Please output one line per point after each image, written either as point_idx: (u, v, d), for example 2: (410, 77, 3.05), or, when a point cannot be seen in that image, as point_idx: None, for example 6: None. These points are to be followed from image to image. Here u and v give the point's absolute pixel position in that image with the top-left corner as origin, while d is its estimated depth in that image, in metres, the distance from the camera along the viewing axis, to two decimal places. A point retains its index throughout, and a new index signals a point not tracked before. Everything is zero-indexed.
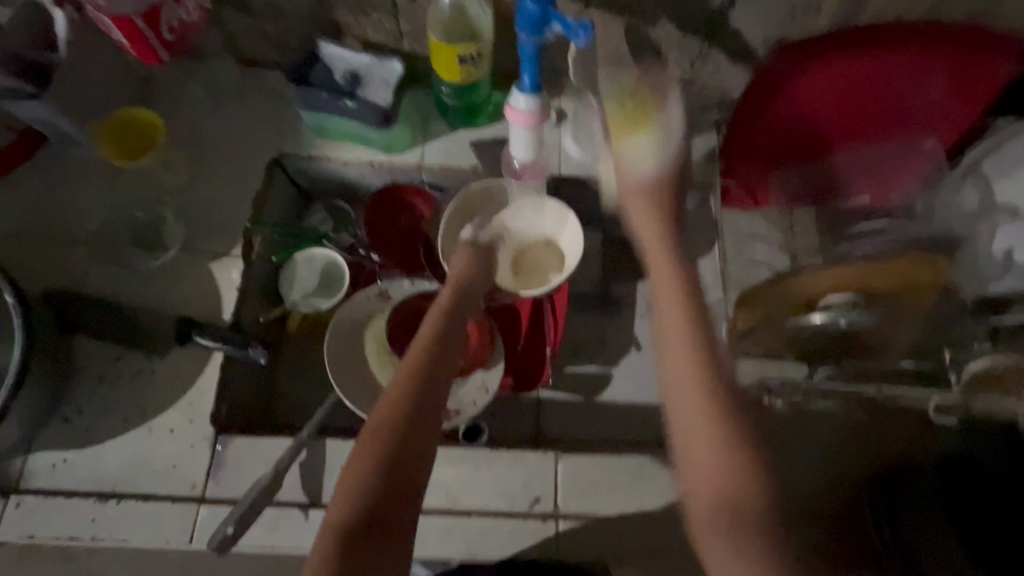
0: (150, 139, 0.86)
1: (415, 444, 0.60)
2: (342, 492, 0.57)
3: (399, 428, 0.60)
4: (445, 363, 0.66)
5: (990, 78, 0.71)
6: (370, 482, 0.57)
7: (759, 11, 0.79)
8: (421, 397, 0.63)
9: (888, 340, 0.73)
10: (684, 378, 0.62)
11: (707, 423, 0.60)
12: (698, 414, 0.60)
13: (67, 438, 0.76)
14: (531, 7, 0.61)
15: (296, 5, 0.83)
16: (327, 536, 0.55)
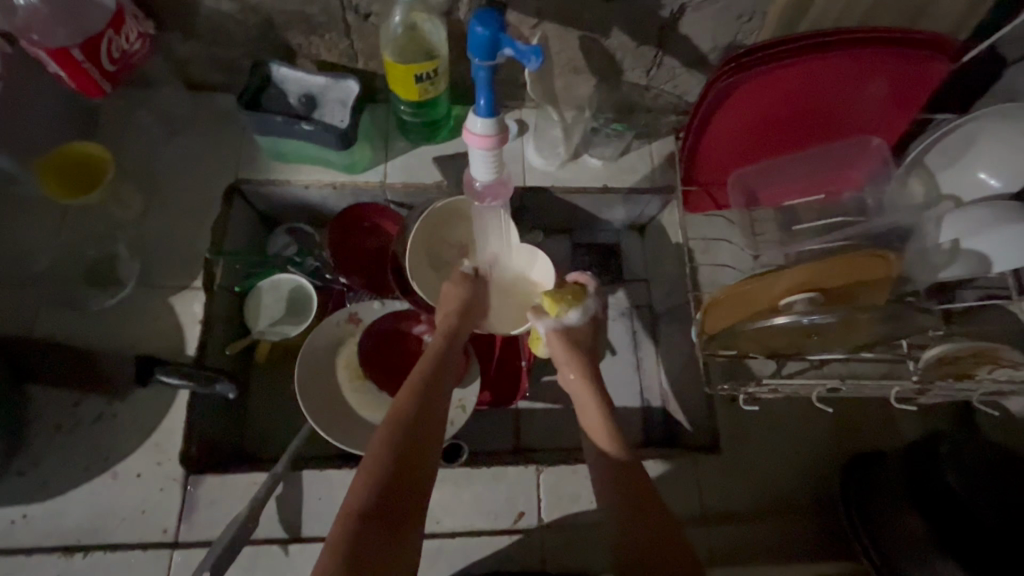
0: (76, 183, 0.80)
1: (422, 446, 0.66)
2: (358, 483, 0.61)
3: (409, 429, 0.66)
4: (448, 380, 0.73)
5: (932, 76, 0.72)
6: (381, 474, 0.62)
7: (708, 19, 0.81)
8: (425, 404, 0.69)
9: (850, 338, 0.74)
10: (585, 403, 0.77)
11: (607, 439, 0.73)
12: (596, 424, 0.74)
13: (24, 493, 0.72)
14: (480, 32, 0.57)
15: (243, 28, 0.81)
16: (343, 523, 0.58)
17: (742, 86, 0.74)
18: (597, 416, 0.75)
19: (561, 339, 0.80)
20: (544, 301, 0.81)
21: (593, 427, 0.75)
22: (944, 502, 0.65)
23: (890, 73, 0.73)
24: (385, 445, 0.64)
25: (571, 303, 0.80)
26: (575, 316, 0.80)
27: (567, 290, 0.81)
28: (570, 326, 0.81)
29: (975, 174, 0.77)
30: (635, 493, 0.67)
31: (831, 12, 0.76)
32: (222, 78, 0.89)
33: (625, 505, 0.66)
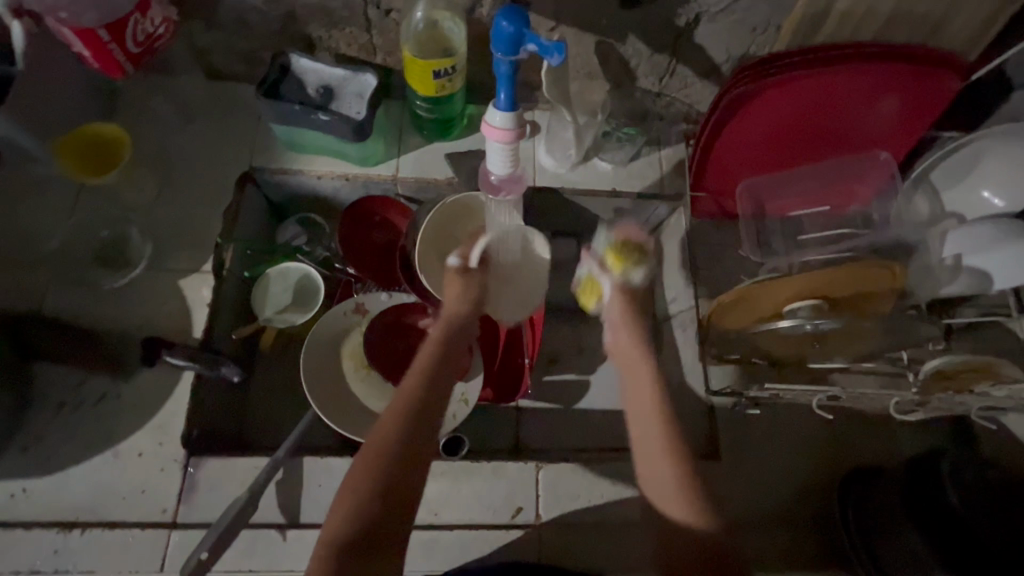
0: (93, 161, 0.81)
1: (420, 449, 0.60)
2: (342, 497, 0.56)
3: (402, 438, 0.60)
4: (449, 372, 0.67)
5: (942, 93, 0.74)
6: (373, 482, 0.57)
7: (722, 30, 0.82)
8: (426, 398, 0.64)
9: (847, 344, 0.76)
10: (639, 373, 0.69)
11: (659, 423, 0.64)
12: (653, 420, 0.64)
13: (25, 469, 0.72)
14: (506, 27, 0.59)
15: (266, 19, 0.82)
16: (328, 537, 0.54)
17: (753, 97, 0.75)
18: (652, 394, 0.66)
19: (623, 296, 0.74)
20: (609, 257, 0.77)
21: (639, 401, 0.67)
22: (952, 525, 0.66)
23: (900, 89, 0.74)
24: (378, 457, 0.58)
25: (639, 260, 0.76)
26: (642, 275, 0.76)
27: (634, 249, 0.77)
28: (634, 287, 0.75)
29: (978, 194, 0.79)
30: (674, 486, 0.60)
31: (842, 28, 0.78)
32: (243, 69, 0.90)
33: (670, 491, 0.60)
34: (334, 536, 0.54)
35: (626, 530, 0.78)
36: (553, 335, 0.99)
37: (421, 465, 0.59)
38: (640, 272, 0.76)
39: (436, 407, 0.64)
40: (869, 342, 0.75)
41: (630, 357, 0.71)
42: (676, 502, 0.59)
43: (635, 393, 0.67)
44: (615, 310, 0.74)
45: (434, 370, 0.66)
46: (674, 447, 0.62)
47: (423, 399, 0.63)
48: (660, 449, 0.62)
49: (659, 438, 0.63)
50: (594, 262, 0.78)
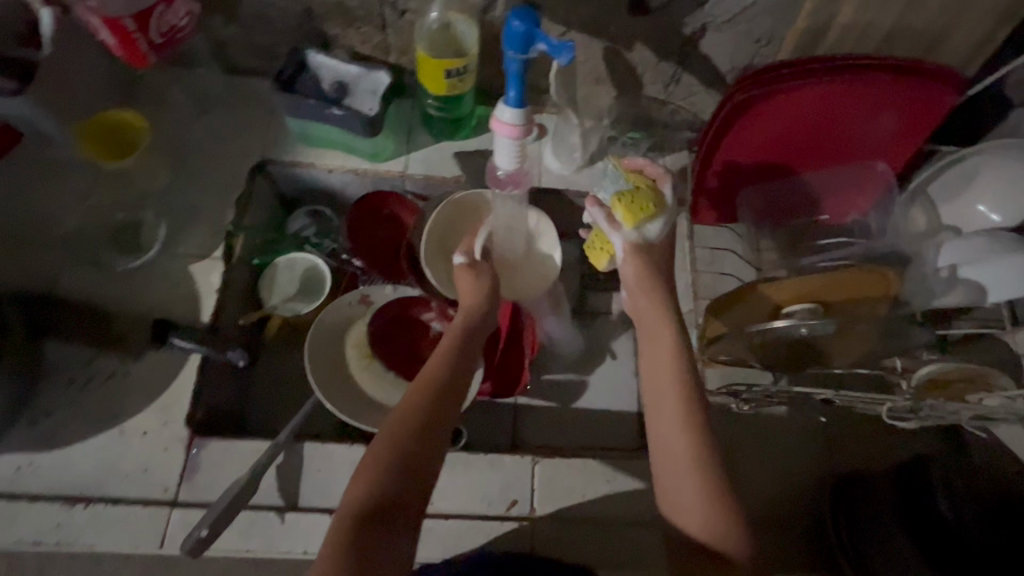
0: (119, 148, 0.83)
1: (438, 437, 0.60)
2: (362, 475, 0.57)
3: (423, 425, 0.60)
4: (468, 365, 0.68)
5: (939, 106, 0.76)
6: (391, 465, 0.57)
7: (727, 40, 0.84)
8: (446, 388, 0.64)
9: (842, 349, 0.77)
10: (659, 340, 0.67)
11: (678, 397, 0.63)
12: (671, 391, 0.63)
13: (32, 442, 0.74)
14: (516, 25, 0.60)
15: (285, 15, 0.85)
16: (345, 513, 0.55)
17: (755, 104, 0.78)
18: (672, 362, 0.65)
19: (638, 254, 0.71)
20: (619, 211, 0.70)
21: (657, 371, 0.65)
22: (941, 532, 0.68)
23: (897, 102, 0.76)
24: (397, 440, 0.58)
25: (654, 211, 0.70)
26: (656, 226, 0.71)
27: (646, 197, 0.69)
28: (650, 239, 0.72)
29: (973, 207, 0.82)
30: (687, 457, 0.60)
31: (845, 41, 0.80)
32: (260, 63, 0.92)
33: (683, 463, 0.60)
34: (352, 511, 0.55)
35: (619, 527, 0.79)
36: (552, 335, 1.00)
37: (438, 452, 0.59)
38: (655, 224, 0.71)
39: (455, 397, 0.64)
40: (862, 347, 0.77)
41: (652, 323, 0.69)
42: (689, 474, 0.60)
43: (655, 362, 0.66)
44: (630, 272, 0.72)
45: (455, 361, 0.67)
46: (692, 418, 0.62)
47: (444, 387, 0.64)
48: (677, 420, 0.62)
49: (677, 410, 0.62)
50: (602, 216, 0.72)
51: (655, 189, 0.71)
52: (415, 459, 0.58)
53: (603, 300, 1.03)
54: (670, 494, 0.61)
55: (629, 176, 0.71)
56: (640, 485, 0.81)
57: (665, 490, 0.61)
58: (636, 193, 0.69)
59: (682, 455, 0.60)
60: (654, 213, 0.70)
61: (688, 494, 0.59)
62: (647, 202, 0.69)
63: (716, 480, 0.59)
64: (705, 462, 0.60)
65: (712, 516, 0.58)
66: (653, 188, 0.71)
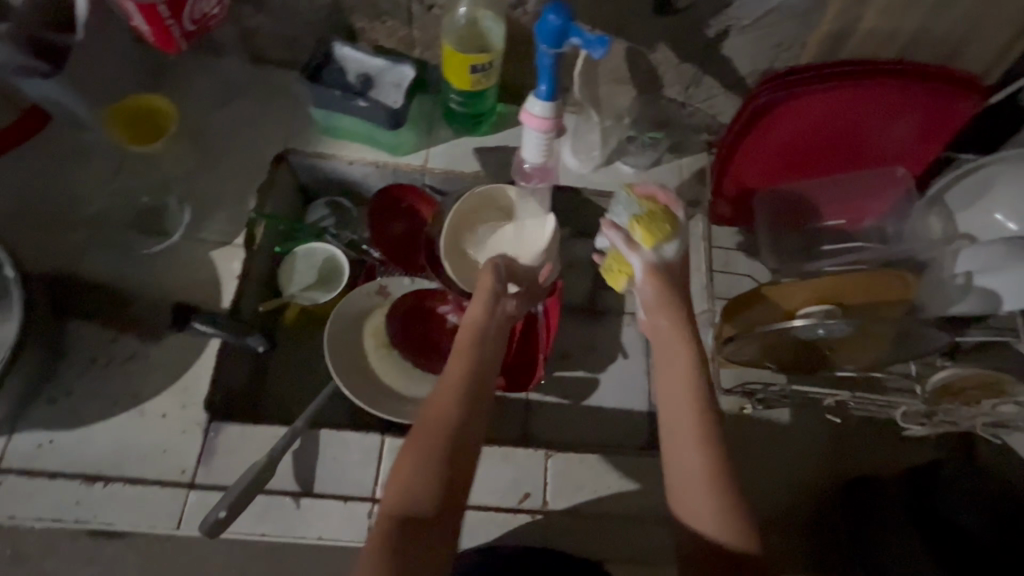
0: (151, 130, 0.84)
1: (470, 439, 0.60)
2: (397, 484, 0.57)
3: (453, 428, 0.59)
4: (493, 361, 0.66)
5: (961, 112, 0.77)
6: (425, 471, 0.57)
7: (749, 43, 0.85)
8: (473, 388, 0.62)
9: (859, 352, 0.78)
10: (672, 351, 0.65)
11: (691, 403, 0.61)
12: (683, 399, 0.62)
13: (53, 420, 0.75)
14: (553, 20, 0.62)
15: (312, 7, 0.85)
16: (385, 522, 0.55)
17: (778, 106, 0.78)
18: (688, 375, 0.63)
19: (656, 274, 0.69)
20: (638, 232, 0.70)
21: (672, 384, 0.63)
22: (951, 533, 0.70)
23: (918, 108, 0.77)
24: (428, 447, 0.58)
25: (671, 232, 0.70)
26: (672, 249, 0.70)
27: (662, 219, 0.70)
28: (668, 261, 0.70)
29: (991, 215, 0.82)
30: (702, 471, 0.59)
31: (866, 46, 0.81)
32: (284, 54, 0.93)
33: (699, 480, 0.59)
34: (392, 518, 0.55)
35: (630, 524, 0.79)
36: (565, 332, 1.01)
37: (472, 452, 0.59)
38: (671, 247, 0.70)
39: (484, 395, 0.63)
40: (877, 352, 0.77)
41: (665, 337, 0.66)
42: (703, 485, 0.59)
43: (668, 368, 0.64)
44: (648, 292, 0.68)
45: (480, 357, 0.65)
46: (706, 432, 0.60)
47: (471, 387, 0.62)
48: (691, 436, 0.60)
49: (692, 425, 0.61)
50: (621, 239, 0.70)
51: (669, 212, 0.72)
52: (450, 464, 0.58)
53: (616, 299, 1.03)
54: (682, 495, 0.60)
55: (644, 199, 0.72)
56: (651, 482, 0.82)
57: (676, 492, 0.60)
58: (652, 215, 0.71)
59: (689, 460, 0.60)
60: (670, 237, 0.70)
61: (700, 500, 0.58)
62: (662, 225, 0.70)
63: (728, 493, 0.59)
64: (718, 473, 0.59)
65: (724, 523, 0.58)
66: (667, 211, 0.72)
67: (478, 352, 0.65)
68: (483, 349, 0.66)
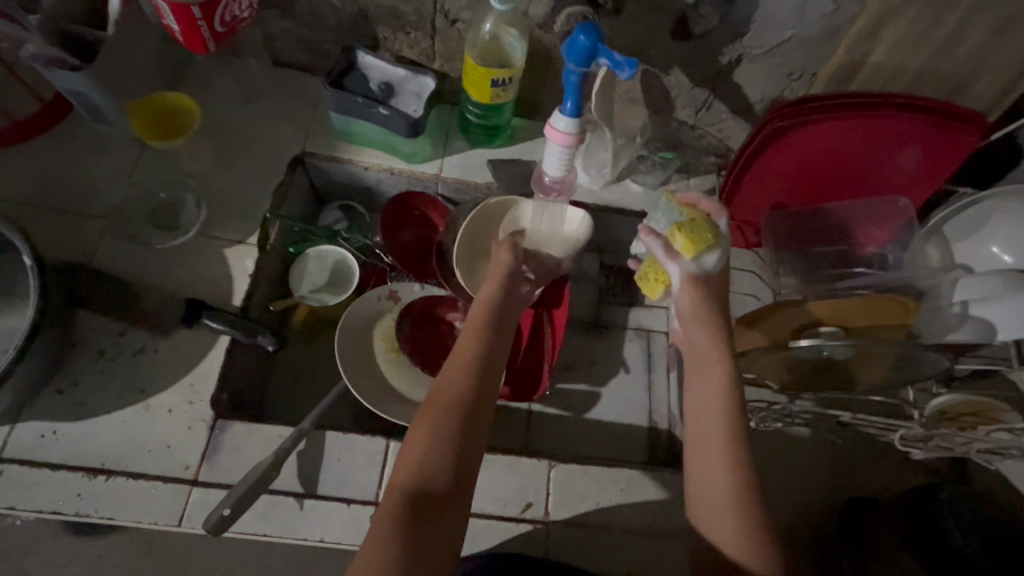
0: (169, 128, 0.86)
1: (481, 418, 0.60)
2: (409, 459, 0.57)
3: (465, 407, 0.60)
4: (502, 345, 0.68)
5: (962, 148, 0.79)
6: (437, 449, 0.57)
7: (760, 72, 0.88)
8: (483, 369, 0.64)
9: (865, 371, 0.79)
10: (706, 371, 0.66)
11: (722, 415, 0.62)
12: (717, 415, 0.62)
13: (58, 411, 0.74)
14: (582, 39, 0.63)
15: (338, 14, 0.87)
16: (396, 497, 0.55)
17: (790, 133, 0.81)
18: (722, 395, 0.63)
19: (694, 286, 0.70)
20: (678, 241, 0.70)
21: (706, 407, 0.63)
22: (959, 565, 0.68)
23: (923, 139, 0.80)
24: (439, 425, 0.58)
25: (715, 241, 0.70)
26: (713, 259, 0.70)
27: (704, 228, 0.70)
28: (707, 272, 0.70)
29: (988, 247, 0.83)
30: (727, 493, 0.58)
31: (874, 80, 0.84)
32: (306, 59, 0.95)
33: (722, 494, 0.58)
34: (404, 491, 0.55)
35: (633, 537, 0.80)
36: (569, 344, 1.02)
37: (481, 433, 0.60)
38: (713, 257, 0.70)
39: (493, 378, 0.64)
40: (880, 373, 0.80)
41: (701, 355, 0.68)
42: (728, 513, 0.57)
43: (703, 385, 0.65)
44: (684, 302, 0.70)
45: (490, 341, 0.67)
46: (736, 454, 0.59)
47: (483, 367, 0.64)
48: (721, 450, 0.60)
49: (723, 445, 0.60)
50: (659, 246, 0.71)
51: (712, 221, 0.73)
52: (462, 442, 0.58)
53: (620, 314, 1.05)
54: (703, 502, 0.59)
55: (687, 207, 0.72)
56: (653, 497, 0.82)
57: (696, 502, 0.60)
58: (694, 221, 0.70)
59: (708, 473, 0.60)
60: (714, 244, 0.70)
61: (724, 518, 0.57)
62: (704, 234, 0.69)
63: (756, 516, 0.57)
64: (749, 493, 0.58)
65: (745, 540, 0.56)
66: (710, 220, 0.72)
67: (487, 336, 0.67)
68: (491, 334, 0.68)
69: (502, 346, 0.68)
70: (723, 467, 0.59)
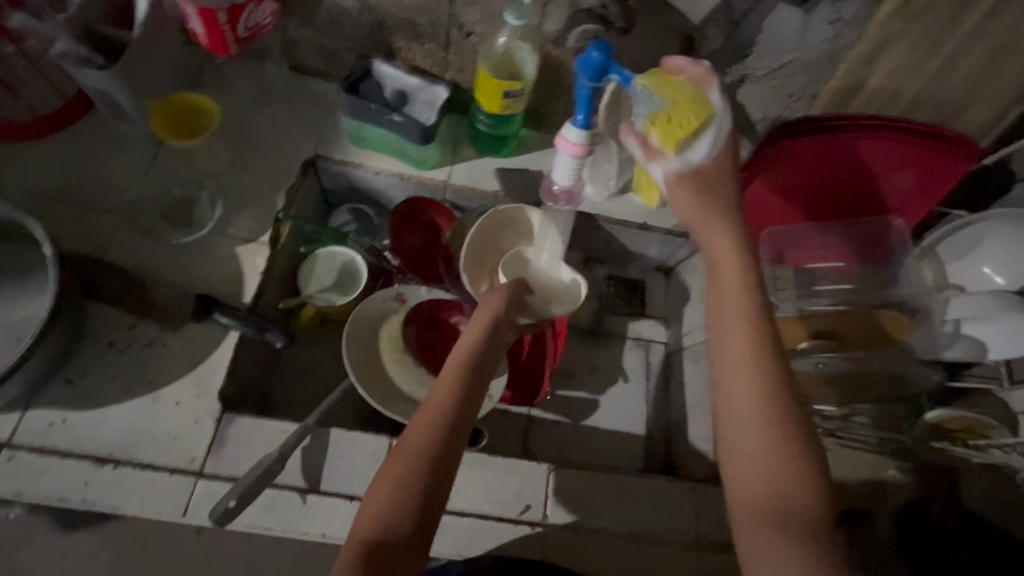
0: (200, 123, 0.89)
1: (449, 466, 0.59)
2: (367, 509, 0.56)
3: (432, 455, 0.58)
4: (483, 389, 0.65)
5: (952, 173, 0.83)
6: (401, 499, 0.56)
7: (762, 92, 0.91)
8: (459, 413, 0.61)
9: (868, 373, 0.83)
10: (727, 277, 0.62)
11: (751, 330, 0.59)
12: (743, 322, 0.59)
13: (68, 400, 0.76)
14: (595, 55, 0.68)
15: (357, 24, 0.90)
16: (352, 547, 0.54)
17: (788, 149, 0.84)
18: (745, 304, 0.60)
19: (689, 186, 0.68)
20: (656, 136, 0.68)
21: (729, 317, 0.60)
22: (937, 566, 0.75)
23: (920, 162, 0.83)
24: (403, 474, 0.57)
25: (703, 126, 0.67)
26: (702, 149, 0.68)
27: (684, 116, 0.67)
28: (697, 163, 0.68)
29: (980, 269, 0.87)
30: (756, 409, 0.56)
31: (871, 103, 0.87)
32: (323, 66, 0.98)
33: (753, 429, 0.55)
34: (362, 541, 0.54)
35: (627, 542, 0.81)
36: (569, 353, 1.03)
37: (446, 481, 0.58)
38: (702, 144, 0.68)
39: (465, 425, 0.61)
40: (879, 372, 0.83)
41: (715, 255, 0.65)
42: (758, 426, 0.55)
43: (724, 299, 0.61)
44: (682, 203, 0.68)
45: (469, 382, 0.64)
46: (765, 366, 0.57)
47: (457, 411, 0.61)
48: (748, 358, 0.58)
49: (748, 353, 0.58)
50: (639, 144, 0.70)
51: (700, 94, 0.69)
52: (426, 492, 0.57)
53: (619, 325, 1.07)
54: (729, 417, 0.57)
55: (670, 88, 0.69)
56: (648, 502, 0.84)
57: (721, 420, 0.58)
58: (673, 108, 0.67)
59: (738, 381, 0.57)
60: (698, 129, 0.67)
61: (753, 430, 0.55)
62: (686, 120, 0.66)
63: (789, 448, 0.54)
64: (781, 433, 0.54)
65: (779, 480, 0.53)
66: (698, 96, 0.68)
67: (468, 377, 0.64)
68: (473, 376, 0.65)
69: (482, 389, 0.65)
70: (752, 377, 0.57)
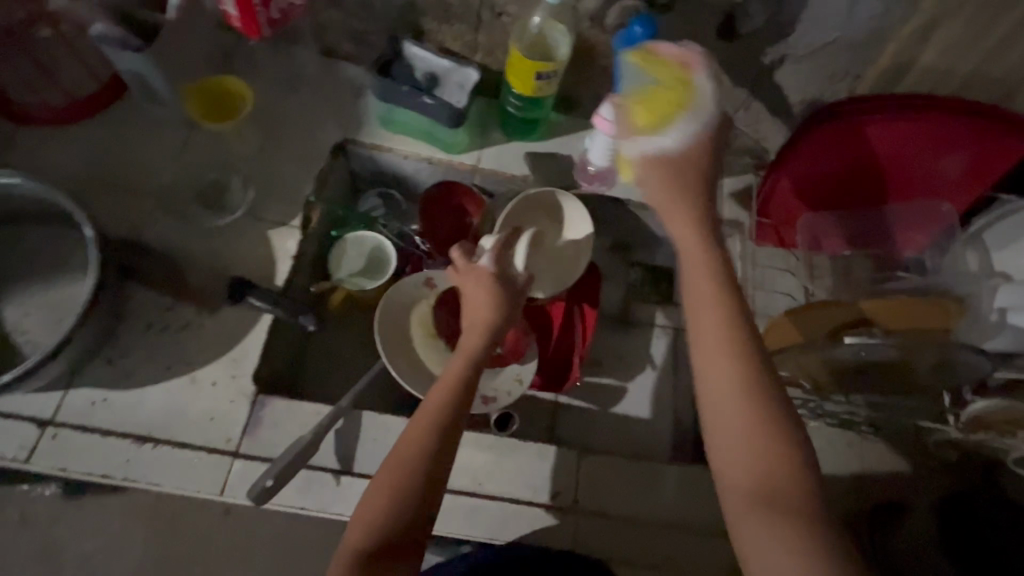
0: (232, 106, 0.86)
1: (440, 475, 0.59)
2: (360, 518, 0.57)
3: (424, 465, 0.58)
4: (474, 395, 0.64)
5: (1004, 156, 0.80)
6: (393, 508, 0.57)
7: (804, 72, 0.88)
8: (451, 423, 0.61)
9: (905, 364, 0.81)
10: (699, 277, 0.62)
11: (725, 330, 0.58)
12: (719, 323, 0.59)
13: (109, 379, 0.77)
14: (636, 31, 0.74)
15: (387, 4, 0.89)
16: (346, 556, 0.55)
17: (824, 130, 0.82)
18: (717, 305, 0.60)
19: (662, 171, 0.67)
20: (636, 118, 0.69)
21: (704, 320, 0.60)
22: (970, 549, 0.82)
23: (971, 145, 0.80)
24: (395, 484, 0.58)
25: (679, 114, 0.67)
26: (675, 139, 0.67)
27: (663, 101, 0.67)
28: (668, 151, 0.67)
29: None
30: (739, 409, 0.55)
31: (919, 82, 0.84)
32: (351, 49, 0.97)
33: (736, 429, 0.55)
34: (357, 549, 0.55)
35: (657, 530, 0.81)
36: (598, 340, 1.02)
37: (438, 490, 0.59)
38: (676, 134, 0.67)
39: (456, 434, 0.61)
40: (923, 360, 0.79)
41: (689, 248, 0.64)
42: (742, 426, 0.55)
43: (698, 301, 0.61)
44: (655, 188, 0.67)
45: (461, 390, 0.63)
46: (745, 365, 0.57)
47: (449, 421, 0.61)
48: (725, 355, 0.58)
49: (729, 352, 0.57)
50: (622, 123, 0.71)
51: (689, 80, 0.68)
52: (418, 501, 0.57)
53: (648, 312, 1.05)
54: (714, 419, 0.57)
55: (659, 69, 0.69)
56: (679, 490, 0.83)
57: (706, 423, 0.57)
58: (657, 93, 0.68)
59: (721, 383, 0.57)
60: (679, 115, 0.66)
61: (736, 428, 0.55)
62: (668, 104, 0.67)
63: (777, 445, 0.54)
64: (766, 435, 0.55)
65: (763, 478, 0.53)
66: (685, 81, 0.67)
67: (460, 385, 0.64)
68: (465, 384, 0.64)
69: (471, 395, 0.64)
70: (733, 375, 0.57)
